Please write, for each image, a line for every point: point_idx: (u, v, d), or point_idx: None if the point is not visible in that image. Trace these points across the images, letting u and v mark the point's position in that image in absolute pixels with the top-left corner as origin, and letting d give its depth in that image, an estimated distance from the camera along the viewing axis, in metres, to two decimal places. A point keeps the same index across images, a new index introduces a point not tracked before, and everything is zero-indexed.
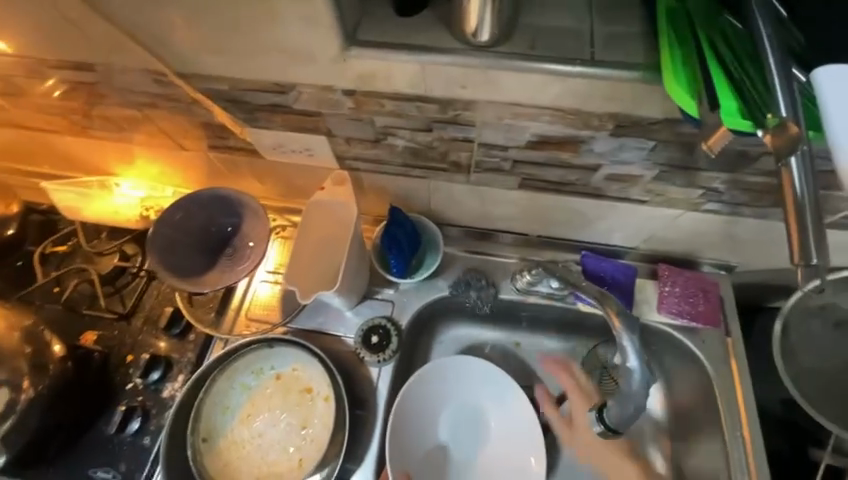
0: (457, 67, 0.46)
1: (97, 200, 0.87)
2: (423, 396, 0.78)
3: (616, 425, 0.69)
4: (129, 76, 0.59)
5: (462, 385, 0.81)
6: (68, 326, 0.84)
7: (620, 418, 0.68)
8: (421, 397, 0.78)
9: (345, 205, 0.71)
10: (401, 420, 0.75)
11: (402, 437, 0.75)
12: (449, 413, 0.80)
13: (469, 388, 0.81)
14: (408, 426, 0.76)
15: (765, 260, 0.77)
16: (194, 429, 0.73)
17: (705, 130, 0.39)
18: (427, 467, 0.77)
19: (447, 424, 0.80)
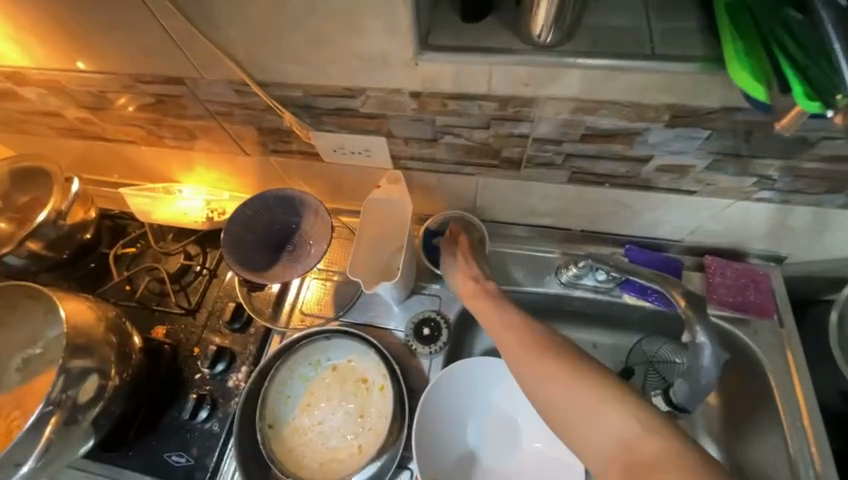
0: (522, 66, 0.50)
1: (164, 204, 0.94)
2: (452, 398, 0.78)
3: (684, 403, 0.71)
4: (212, 87, 0.65)
5: (489, 387, 0.80)
6: (141, 322, 0.89)
7: (687, 396, 0.70)
8: (449, 399, 0.77)
9: (399, 201, 0.75)
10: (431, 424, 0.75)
11: (432, 440, 0.74)
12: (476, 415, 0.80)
13: (497, 389, 0.80)
14: (438, 428, 0.76)
15: (817, 251, 0.77)
16: (261, 415, 0.77)
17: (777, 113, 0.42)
18: (457, 471, 0.76)
19: (474, 427, 0.79)
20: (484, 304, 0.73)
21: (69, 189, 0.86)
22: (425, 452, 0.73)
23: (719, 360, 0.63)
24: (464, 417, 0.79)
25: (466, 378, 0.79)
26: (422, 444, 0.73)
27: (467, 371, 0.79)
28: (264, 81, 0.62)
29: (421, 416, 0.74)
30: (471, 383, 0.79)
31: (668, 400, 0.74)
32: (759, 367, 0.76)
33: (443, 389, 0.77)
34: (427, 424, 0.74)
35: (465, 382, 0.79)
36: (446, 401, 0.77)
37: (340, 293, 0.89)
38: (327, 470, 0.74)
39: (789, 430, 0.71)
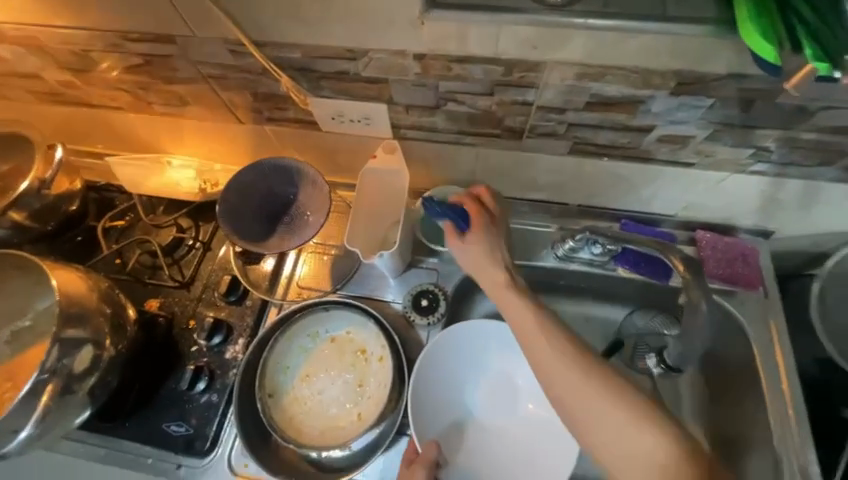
0: (530, 27, 0.49)
1: (153, 175, 0.91)
2: (444, 364, 0.79)
3: (676, 363, 0.78)
4: (205, 47, 0.62)
5: (481, 351, 0.81)
6: (133, 295, 0.87)
7: (679, 357, 0.77)
8: (442, 365, 0.78)
9: (397, 172, 0.74)
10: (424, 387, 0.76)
11: (427, 405, 0.76)
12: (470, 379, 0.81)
13: (488, 353, 0.82)
14: (433, 395, 0.77)
15: (804, 225, 0.79)
16: (260, 385, 0.78)
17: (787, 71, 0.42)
18: (455, 434, 0.78)
19: (468, 391, 0.81)
20: (485, 257, 0.66)
21: (53, 157, 0.83)
22: (420, 416, 0.74)
23: (710, 317, 0.67)
24: (458, 381, 0.80)
25: (458, 344, 0.80)
26: (416, 410, 0.74)
27: (457, 338, 0.79)
28: (261, 40, 0.59)
29: (414, 384, 0.75)
30: (463, 349, 0.80)
31: (663, 361, 0.81)
32: (744, 335, 0.79)
33: (434, 355, 0.77)
34: (420, 390, 0.75)
35: (456, 347, 0.80)
36: (439, 367, 0.78)
37: (337, 266, 0.88)
38: (328, 437, 0.75)
39: (769, 394, 0.75)
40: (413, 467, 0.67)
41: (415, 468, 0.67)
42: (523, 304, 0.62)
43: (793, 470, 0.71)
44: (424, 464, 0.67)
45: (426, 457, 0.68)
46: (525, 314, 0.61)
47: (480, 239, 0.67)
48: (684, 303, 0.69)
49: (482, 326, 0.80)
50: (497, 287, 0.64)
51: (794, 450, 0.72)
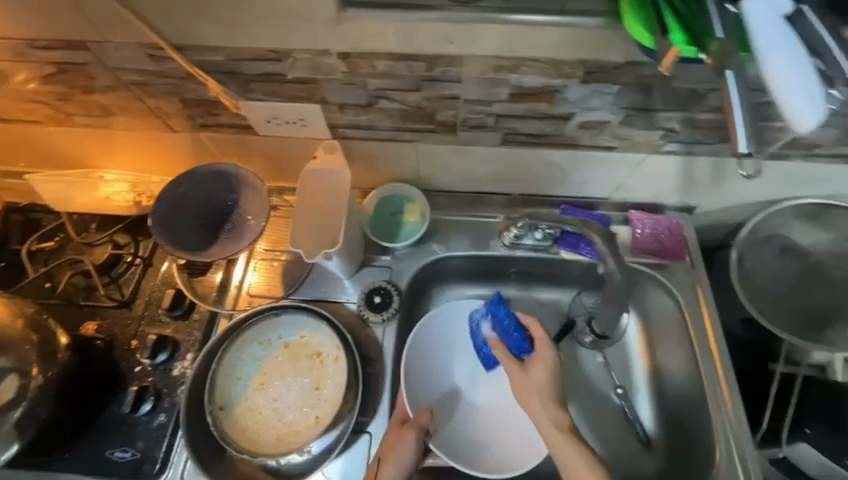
0: (444, 22, 0.52)
1: (82, 190, 0.86)
2: (435, 341, 0.83)
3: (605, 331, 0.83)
4: (124, 52, 0.61)
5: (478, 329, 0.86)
6: (66, 319, 0.82)
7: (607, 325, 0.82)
8: (433, 341, 0.83)
9: (338, 171, 0.74)
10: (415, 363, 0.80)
11: (419, 379, 0.80)
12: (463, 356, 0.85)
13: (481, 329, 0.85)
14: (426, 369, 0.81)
15: (721, 201, 0.86)
16: (210, 398, 0.75)
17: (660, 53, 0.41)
18: (447, 408, 0.81)
19: (461, 367, 0.84)
20: (541, 382, 0.73)
21: None
22: (415, 388, 0.79)
23: (625, 281, 0.72)
24: (450, 358, 0.84)
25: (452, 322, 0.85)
26: (409, 381, 0.78)
27: (448, 315, 0.85)
28: (181, 43, 0.59)
29: (407, 359, 0.80)
30: (456, 327, 0.85)
31: (593, 330, 0.85)
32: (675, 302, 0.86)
33: (428, 332, 0.83)
34: (413, 365, 0.80)
35: (448, 325, 0.85)
36: (432, 343, 0.83)
37: (287, 272, 0.87)
38: (285, 443, 0.74)
39: (697, 353, 0.83)
40: (404, 429, 0.71)
41: (405, 430, 0.71)
42: (551, 405, 0.71)
43: (722, 421, 0.77)
44: (414, 427, 0.72)
45: (415, 421, 0.72)
46: (556, 410, 0.71)
47: (537, 363, 0.74)
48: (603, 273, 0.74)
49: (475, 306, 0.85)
50: (540, 392, 0.72)
51: (722, 403, 0.78)
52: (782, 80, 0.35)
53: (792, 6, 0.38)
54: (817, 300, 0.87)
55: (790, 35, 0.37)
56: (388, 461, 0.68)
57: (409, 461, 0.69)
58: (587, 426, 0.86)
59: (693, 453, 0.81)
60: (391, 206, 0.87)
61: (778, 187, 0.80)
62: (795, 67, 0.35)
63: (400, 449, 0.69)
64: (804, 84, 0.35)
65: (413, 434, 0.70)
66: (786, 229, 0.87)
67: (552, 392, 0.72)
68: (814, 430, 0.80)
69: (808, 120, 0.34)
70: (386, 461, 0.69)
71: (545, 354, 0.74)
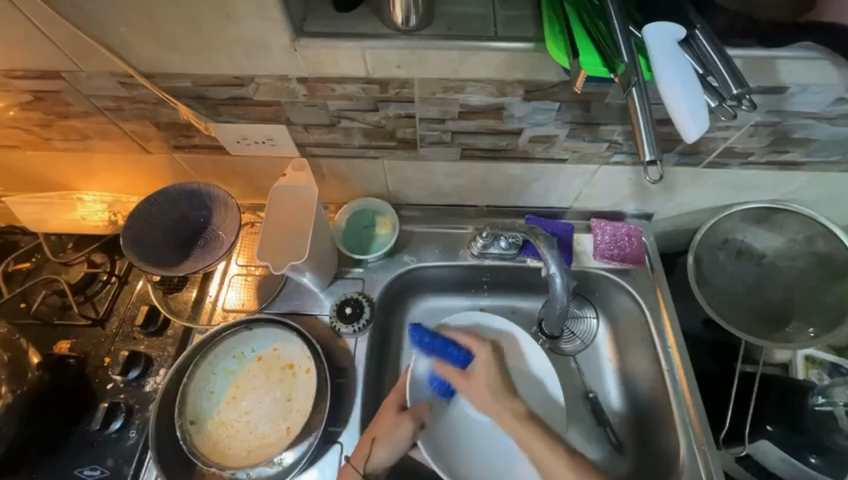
0: (392, 50, 0.58)
1: (59, 211, 0.90)
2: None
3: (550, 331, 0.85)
4: (98, 80, 0.65)
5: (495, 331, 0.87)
6: (40, 339, 0.83)
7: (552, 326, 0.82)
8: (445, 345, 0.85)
9: (306, 187, 0.77)
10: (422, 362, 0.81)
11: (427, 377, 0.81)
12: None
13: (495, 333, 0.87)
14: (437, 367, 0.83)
15: (676, 208, 0.90)
16: (181, 412, 0.76)
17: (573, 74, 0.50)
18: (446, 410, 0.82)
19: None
20: (492, 382, 0.73)
21: None
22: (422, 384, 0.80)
23: (569, 287, 0.74)
24: None
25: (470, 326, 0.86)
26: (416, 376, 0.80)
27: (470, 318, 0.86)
28: (150, 71, 0.63)
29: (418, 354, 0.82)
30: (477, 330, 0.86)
31: (543, 331, 0.88)
32: (638, 305, 0.89)
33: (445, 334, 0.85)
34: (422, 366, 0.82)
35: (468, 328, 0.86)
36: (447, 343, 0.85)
37: (262, 286, 0.88)
38: (255, 456, 0.75)
39: (659, 354, 0.85)
40: (402, 415, 0.73)
41: (401, 420, 0.72)
42: (504, 399, 0.72)
43: (683, 420, 0.80)
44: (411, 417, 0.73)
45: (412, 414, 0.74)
46: (505, 403, 0.71)
47: (480, 367, 0.75)
48: (546, 276, 0.75)
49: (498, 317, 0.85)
50: (493, 395, 0.72)
51: (683, 403, 0.81)
52: (678, 98, 0.41)
53: (685, 31, 0.44)
54: (776, 300, 0.89)
55: (682, 54, 0.43)
56: (381, 441, 0.70)
57: (401, 446, 0.71)
58: (573, 432, 0.87)
59: (658, 454, 0.83)
60: (363, 221, 0.90)
61: (723, 193, 0.85)
62: (683, 84, 0.41)
63: (394, 434, 0.71)
64: (694, 99, 0.41)
65: (410, 424, 0.72)
66: (740, 234, 0.89)
67: (500, 387, 0.73)
68: (774, 427, 0.81)
69: (692, 134, 0.40)
70: (380, 440, 0.71)
71: (485, 356, 0.75)
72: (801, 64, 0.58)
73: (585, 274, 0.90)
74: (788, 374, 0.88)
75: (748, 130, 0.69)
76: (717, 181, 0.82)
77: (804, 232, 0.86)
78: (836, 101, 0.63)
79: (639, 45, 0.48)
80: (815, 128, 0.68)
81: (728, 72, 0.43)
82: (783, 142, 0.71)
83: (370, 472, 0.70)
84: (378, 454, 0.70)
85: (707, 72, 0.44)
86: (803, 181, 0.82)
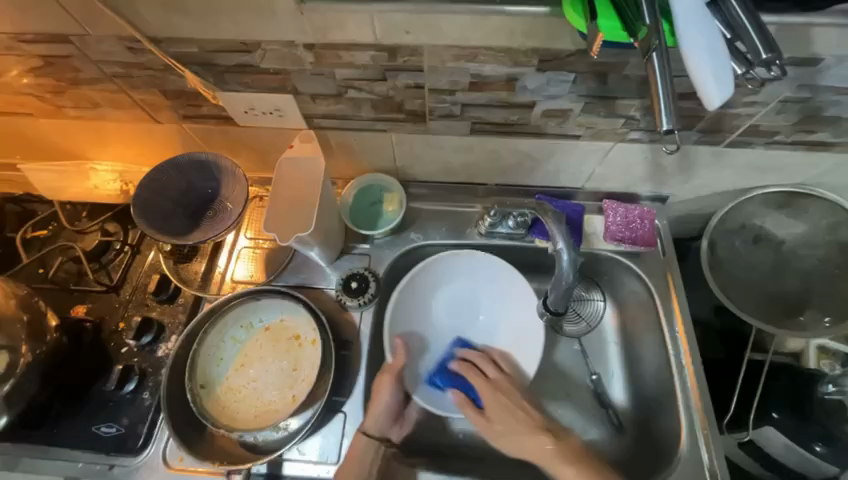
0: (400, 13, 0.55)
1: (73, 179, 0.91)
2: (420, 288, 0.87)
3: (557, 306, 0.79)
4: (105, 45, 0.65)
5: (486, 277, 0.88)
6: (57, 302, 0.86)
7: (559, 300, 0.77)
8: (420, 291, 0.87)
9: (313, 159, 0.77)
10: (406, 298, 0.85)
11: (401, 323, 0.85)
12: (451, 304, 0.89)
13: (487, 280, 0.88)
14: (410, 312, 0.86)
15: (693, 190, 0.87)
16: (191, 377, 0.79)
17: (589, 38, 0.47)
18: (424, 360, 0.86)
19: (443, 314, 0.89)
20: (503, 409, 0.77)
21: None
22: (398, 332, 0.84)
23: (575, 264, 0.72)
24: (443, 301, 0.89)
25: (443, 272, 0.88)
26: (391, 325, 0.83)
27: (440, 265, 0.86)
28: (157, 36, 0.62)
29: (405, 292, 0.85)
30: (448, 276, 0.88)
31: (547, 308, 0.80)
32: (647, 289, 0.87)
33: (418, 282, 0.86)
34: (397, 313, 0.84)
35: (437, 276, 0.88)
36: (418, 290, 0.87)
37: (270, 259, 0.89)
38: (262, 421, 0.78)
39: (666, 338, 0.84)
40: (384, 377, 0.78)
41: (382, 379, 0.78)
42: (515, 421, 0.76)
43: (687, 403, 0.79)
44: (389, 374, 0.78)
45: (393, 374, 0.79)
46: (536, 438, 0.74)
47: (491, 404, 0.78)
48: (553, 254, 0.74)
49: (475, 255, 0.86)
50: (522, 431, 0.75)
51: (689, 387, 0.80)
52: (702, 63, 0.38)
53: None
54: (792, 288, 0.87)
55: (709, 16, 0.40)
56: (372, 409, 0.76)
57: (389, 404, 0.77)
58: (569, 404, 0.88)
59: (658, 436, 0.83)
60: (371, 197, 0.89)
61: (745, 174, 0.81)
62: (707, 48, 0.39)
63: (379, 396, 0.77)
64: (720, 65, 0.39)
65: (391, 379, 0.78)
66: (759, 219, 0.86)
67: (522, 420, 0.75)
68: (781, 414, 0.79)
69: (716, 102, 0.39)
70: (372, 409, 0.77)
71: (494, 391, 0.78)
72: (840, 33, 0.54)
73: (595, 257, 0.89)
74: (799, 363, 0.86)
75: (776, 106, 0.65)
76: (738, 162, 0.78)
77: (828, 219, 0.83)
78: None
79: (663, 8, 0.46)
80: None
81: (758, 36, 0.40)
82: (812, 120, 0.67)
83: (370, 431, 0.76)
84: (371, 418, 0.76)
85: (736, 36, 0.41)
86: (830, 163, 0.78)
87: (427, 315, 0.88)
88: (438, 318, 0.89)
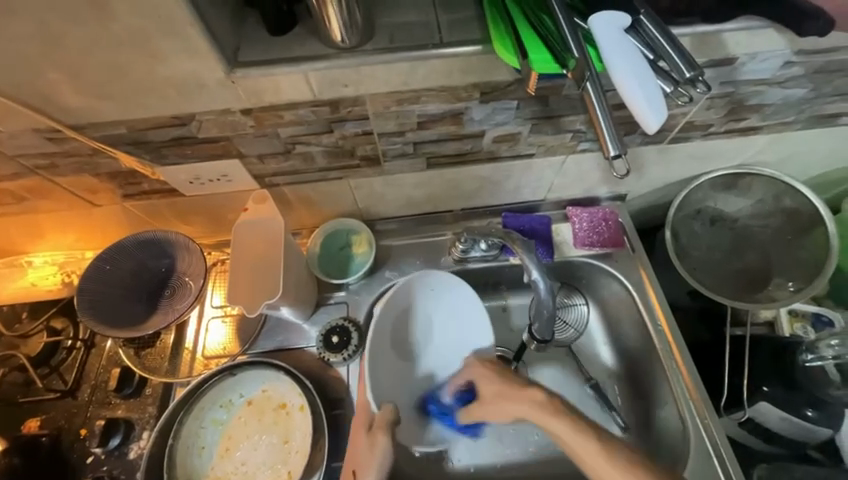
0: (335, 69, 0.55)
1: (9, 282, 0.85)
2: (386, 330, 0.78)
3: (542, 335, 0.79)
4: (23, 139, 0.60)
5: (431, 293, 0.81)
6: (7, 421, 0.77)
7: (544, 328, 0.78)
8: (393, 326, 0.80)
9: (270, 219, 0.73)
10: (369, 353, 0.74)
11: (380, 371, 0.76)
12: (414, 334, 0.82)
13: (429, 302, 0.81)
14: (380, 365, 0.76)
15: (647, 185, 0.90)
16: (171, 476, 0.72)
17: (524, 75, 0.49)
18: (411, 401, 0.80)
19: (402, 355, 0.81)
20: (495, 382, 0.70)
21: None
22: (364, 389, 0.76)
23: (552, 289, 0.73)
24: (395, 341, 0.80)
25: (402, 305, 0.80)
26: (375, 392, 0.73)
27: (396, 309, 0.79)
28: (79, 123, 0.59)
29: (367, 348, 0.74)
30: (406, 309, 0.80)
31: (534, 337, 0.80)
32: (625, 288, 0.89)
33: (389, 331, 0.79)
34: (375, 366, 0.75)
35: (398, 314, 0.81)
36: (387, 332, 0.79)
37: (243, 326, 0.84)
38: None
39: (650, 331, 0.85)
40: (373, 433, 0.67)
41: (373, 434, 0.67)
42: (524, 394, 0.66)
43: (683, 394, 0.80)
44: (382, 429, 0.67)
45: (380, 423, 0.68)
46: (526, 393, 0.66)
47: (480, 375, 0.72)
48: (529, 281, 0.73)
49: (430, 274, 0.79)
50: (503, 394, 0.68)
51: (682, 378, 0.81)
52: (632, 86, 0.39)
53: (630, 18, 0.43)
54: (754, 262, 0.90)
55: (630, 42, 0.42)
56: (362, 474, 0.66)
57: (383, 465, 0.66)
58: None
59: (661, 430, 0.83)
60: (338, 242, 0.87)
61: (690, 164, 0.86)
62: (635, 72, 0.40)
63: (371, 457, 0.66)
64: (648, 86, 0.40)
65: (386, 437, 0.67)
66: (711, 202, 0.90)
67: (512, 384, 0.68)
68: (771, 387, 0.81)
69: (652, 125, 0.39)
70: (362, 472, 0.66)
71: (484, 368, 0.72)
72: (747, 35, 0.58)
73: (569, 264, 0.90)
74: (774, 332, 0.88)
75: (705, 103, 0.69)
76: (683, 154, 0.82)
77: (772, 193, 0.88)
78: (784, 65, 0.64)
79: (587, 37, 0.48)
80: (767, 94, 0.69)
81: (678, 55, 0.42)
82: (739, 110, 0.72)
83: None
84: None
85: (658, 57, 0.43)
86: (762, 144, 0.83)
87: (397, 359, 0.80)
88: (405, 350, 0.81)
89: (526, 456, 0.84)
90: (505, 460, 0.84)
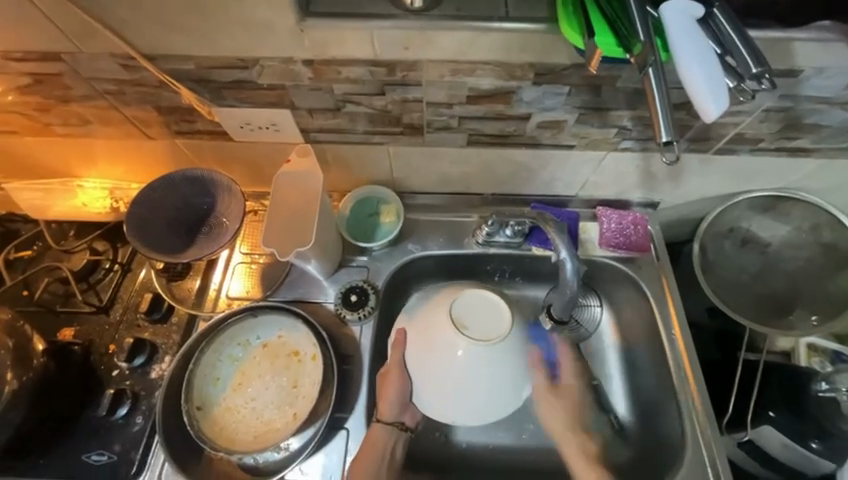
0: (399, 30, 0.57)
1: (58, 197, 0.90)
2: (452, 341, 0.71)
3: (560, 313, 0.82)
4: (98, 62, 0.64)
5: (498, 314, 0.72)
6: (44, 326, 0.83)
7: (562, 307, 0.80)
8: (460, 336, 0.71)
9: (311, 173, 0.76)
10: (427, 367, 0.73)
11: (429, 371, 0.73)
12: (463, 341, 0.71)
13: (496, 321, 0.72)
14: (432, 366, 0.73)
15: (683, 196, 0.89)
16: (187, 399, 0.76)
17: (588, 53, 0.49)
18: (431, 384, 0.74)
19: (447, 355, 0.72)
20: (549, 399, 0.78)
21: None
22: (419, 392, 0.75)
23: (579, 272, 0.74)
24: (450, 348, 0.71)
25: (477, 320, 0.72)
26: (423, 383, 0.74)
27: (502, 354, 0.71)
28: (153, 53, 0.62)
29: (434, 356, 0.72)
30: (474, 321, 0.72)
31: (551, 316, 0.84)
32: (643, 294, 0.88)
33: (476, 369, 0.71)
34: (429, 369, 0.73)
35: (477, 338, 0.70)
36: (461, 365, 0.71)
37: (268, 273, 0.88)
38: (262, 441, 0.76)
39: (662, 340, 0.85)
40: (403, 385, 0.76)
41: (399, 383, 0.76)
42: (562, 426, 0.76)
43: (686, 405, 0.80)
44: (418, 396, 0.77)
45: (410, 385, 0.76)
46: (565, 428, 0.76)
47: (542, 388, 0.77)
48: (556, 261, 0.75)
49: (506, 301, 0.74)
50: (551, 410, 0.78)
51: (688, 389, 0.81)
52: (696, 74, 0.40)
53: (703, 9, 0.43)
54: (781, 288, 0.89)
55: (699, 32, 0.42)
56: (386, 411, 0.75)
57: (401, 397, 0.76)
58: None
59: (658, 437, 0.84)
60: (367, 208, 0.89)
61: (731, 180, 0.84)
62: (701, 61, 0.40)
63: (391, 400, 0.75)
64: (713, 76, 0.40)
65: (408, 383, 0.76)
66: (746, 222, 0.88)
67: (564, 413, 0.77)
68: (778, 413, 0.81)
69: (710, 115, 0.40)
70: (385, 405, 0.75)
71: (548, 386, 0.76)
72: (817, 47, 0.57)
73: (591, 264, 0.90)
74: (790, 362, 0.87)
75: (760, 115, 0.68)
76: (725, 168, 0.81)
77: (811, 221, 0.86)
78: None
79: (655, 26, 0.48)
80: (827, 114, 0.68)
81: (747, 51, 0.42)
82: (794, 128, 0.71)
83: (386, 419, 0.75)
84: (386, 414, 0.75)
85: (725, 51, 0.43)
86: (810, 169, 0.81)
87: (442, 359, 0.72)
88: (451, 354, 0.71)
89: (518, 442, 0.86)
90: (498, 442, 0.86)
